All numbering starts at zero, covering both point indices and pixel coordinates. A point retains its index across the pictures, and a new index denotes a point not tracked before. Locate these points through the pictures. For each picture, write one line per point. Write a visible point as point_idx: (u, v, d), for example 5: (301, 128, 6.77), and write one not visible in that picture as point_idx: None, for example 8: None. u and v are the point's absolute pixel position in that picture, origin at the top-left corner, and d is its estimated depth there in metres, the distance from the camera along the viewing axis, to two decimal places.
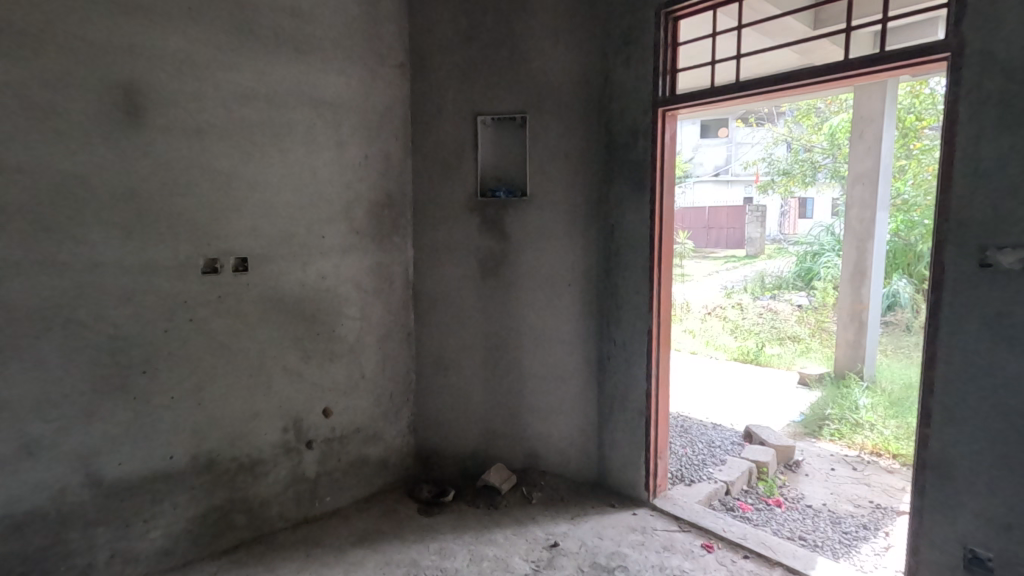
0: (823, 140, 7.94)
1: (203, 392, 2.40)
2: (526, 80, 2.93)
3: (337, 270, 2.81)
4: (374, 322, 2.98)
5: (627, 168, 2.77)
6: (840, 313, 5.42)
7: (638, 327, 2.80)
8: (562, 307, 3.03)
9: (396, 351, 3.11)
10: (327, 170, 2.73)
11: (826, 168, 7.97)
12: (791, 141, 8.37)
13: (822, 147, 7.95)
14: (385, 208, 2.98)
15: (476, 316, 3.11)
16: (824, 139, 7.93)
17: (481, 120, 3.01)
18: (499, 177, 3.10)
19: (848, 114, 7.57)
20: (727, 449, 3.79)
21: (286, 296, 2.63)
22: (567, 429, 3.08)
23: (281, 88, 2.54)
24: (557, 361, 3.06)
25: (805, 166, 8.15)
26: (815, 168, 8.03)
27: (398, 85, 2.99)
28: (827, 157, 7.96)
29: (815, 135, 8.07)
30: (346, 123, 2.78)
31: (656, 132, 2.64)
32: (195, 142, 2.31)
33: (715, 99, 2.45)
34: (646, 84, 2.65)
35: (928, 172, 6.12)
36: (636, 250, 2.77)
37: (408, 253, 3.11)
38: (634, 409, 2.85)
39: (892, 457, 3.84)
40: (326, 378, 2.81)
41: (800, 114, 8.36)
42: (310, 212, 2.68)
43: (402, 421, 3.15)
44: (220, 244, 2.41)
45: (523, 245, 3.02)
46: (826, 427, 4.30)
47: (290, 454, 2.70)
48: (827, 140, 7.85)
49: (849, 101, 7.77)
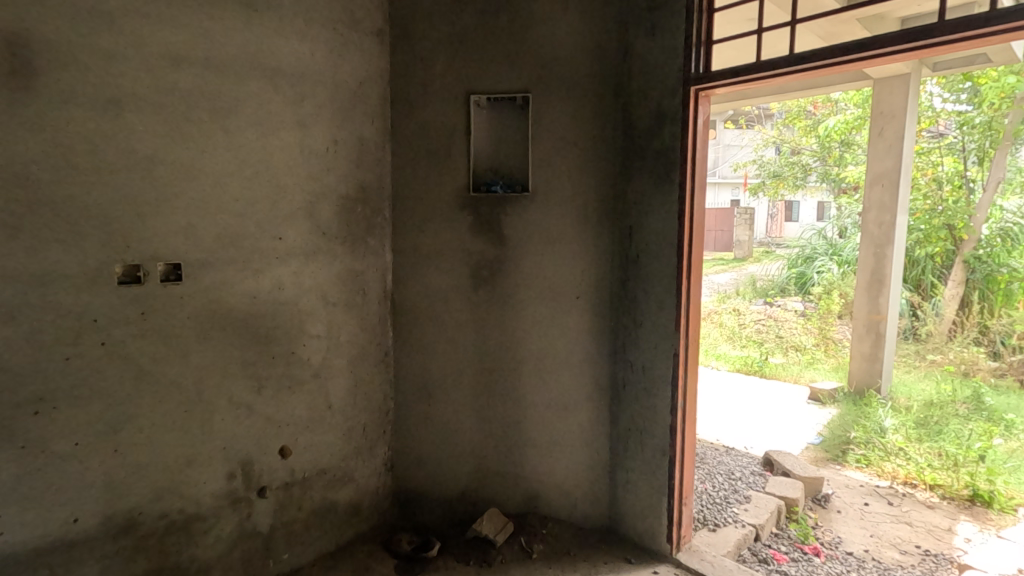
0: (812, 142, 7.59)
1: (120, 434, 1.89)
2: (529, 54, 2.47)
3: (298, 279, 2.30)
4: (343, 342, 2.48)
5: (650, 159, 2.31)
6: (855, 323, 5.07)
7: (661, 350, 2.33)
8: (568, 324, 2.57)
9: (371, 375, 2.61)
10: (287, 157, 2.22)
11: (815, 171, 7.52)
12: (782, 144, 8.01)
13: (811, 150, 7.57)
14: (358, 204, 2.49)
15: (466, 333, 2.64)
16: (814, 141, 7.56)
17: (475, 100, 2.54)
18: (496, 168, 2.63)
19: (841, 117, 6.89)
20: (748, 482, 3.34)
21: (232, 311, 2.12)
22: (573, 465, 2.63)
23: (227, 50, 2.03)
24: (561, 388, 2.60)
25: (795, 168, 7.76)
26: (805, 171, 7.63)
27: (375, 56, 2.49)
28: (816, 160, 7.53)
29: (805, 137, 7.68)
30: (310, 99, 2.28)
31: (686, 116, 2.18)
32: (109, 116, 1.79)
33: (763, 74, 1.99)
34: (674, 59, 2.20)
35: (925, 177, 5.76)
36: (660, 259, 2.30)
37: (386, 259, 2.62)
38: (655, 447, 2.39)
39: (928, 489, 3.44)
40: (284, 411, 2.30)
41: (790, 116, 7.83)
42: (264, 208, 2.17)
43: (377, 458, 2.66)
44: (144, 247, 1.90)
45: (523, 249, 2.56)
46: (850, 452, 3.90)
47: (237, 505, 2.19)
48: (817, 142, 7.46)
49: (839, 104, 7.27)
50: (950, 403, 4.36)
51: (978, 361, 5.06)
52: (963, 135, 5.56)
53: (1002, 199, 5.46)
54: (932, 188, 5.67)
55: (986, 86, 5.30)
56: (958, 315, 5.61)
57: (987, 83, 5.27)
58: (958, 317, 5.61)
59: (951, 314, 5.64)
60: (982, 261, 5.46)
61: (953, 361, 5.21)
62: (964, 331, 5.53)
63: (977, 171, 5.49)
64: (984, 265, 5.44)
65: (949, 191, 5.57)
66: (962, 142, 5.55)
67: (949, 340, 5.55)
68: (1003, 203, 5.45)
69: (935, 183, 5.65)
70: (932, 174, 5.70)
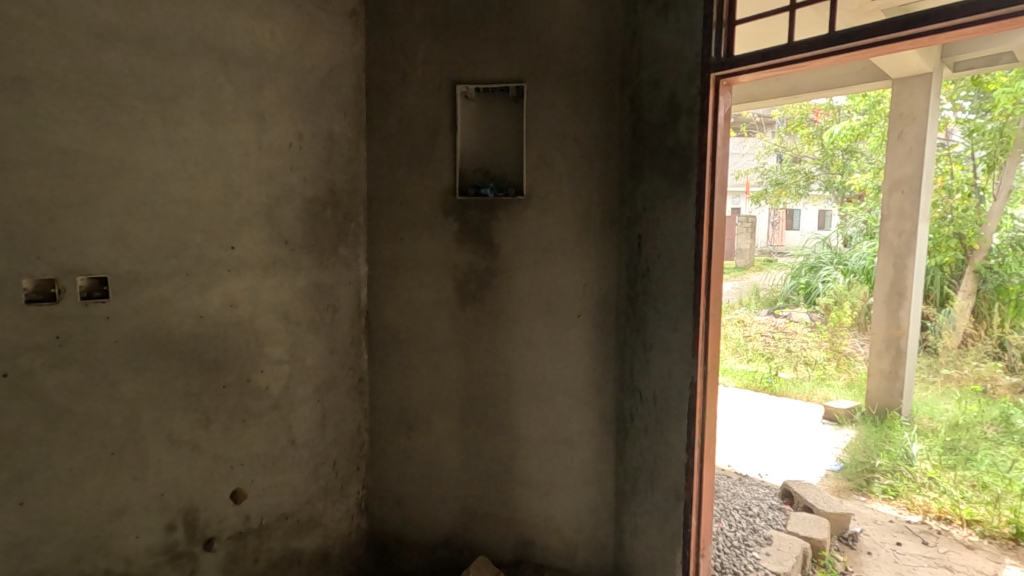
0: (814, 150, 7.27)
1: (29, 485, 1.55)
2: (522, 39, 2.18)
3: (254, 295, 1.98)
4: (309, 368, 2.16)
5: (662, 157, 1.99)
6: (873, 339, 4.75)
7: (675, 378, 2.00)
8: (567, 347, 2.27)
9: (342, 404, 2.29)
10: (241, 153, 1.91)
11: (818, 179, 7.26)
12: (783, 152, 7.70)
13: (813, 158, 7.29)
14: (328, 209, 2.18)
15: (452, 356, 2.34)
16: (816, 149, 7.25)
17: (462, 91, 2.26)
18: (486, 169, 2.34)
19: (849, 122, 6.48)
20: (768, 519, 3.03)
21: (173, 334, 1.80)
22: (573, 507, 2.30)
23: (169, 25, 1.73)
24: (558, 420, 2.29)
25: (797, 176, 7.49)
26: (808, 179, 7.37)
27: (348, 40, 2.20)
28: (819, 168, 7.26)
29: (807, 145, 7.37)
30: (270, 87, 1.97)
31: (706, 107, 1.85)
32: (16, 99, 1.47)
33: (798, 56, 1.66)
34: (691, 42, 1.88)
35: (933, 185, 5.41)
36: (673, 273, 1.97)
37: (360, 271, 2.33)
38: (668, 489, 2.04)
39: (965, 525, 3.12)
40: (236, 449, 1.97)
41: (791, 123, 7.51)
42: (214, 212, 1.86)
43: (349, 497, 2.34)
44: (61, 257, 1.58)
45: (516, 262, 2.26)
46: (876, 482, 3.56)
47: (178, 563, 1.85)
48: (820, 150, 7.15)
49: (842, 110, 6.84)
50: (976, 425, 4.03)
51: (997, 377, 4.65)
52: (972, 142, 5.21)
53: (1011, 208, 5.09)
54: (940, 196, 5.34)
55: (997, 92, 4.95)
56: (971, 325, 5.22)
57: (998, 88, 4.93)
58: (970, 328, 5.22)
59: (964, 326, 5.23)
60: (993, 271, 5.12)
61: (970, 377, 4.83)
62: (978, 342, 5.14)
63: (985, 180, 5.16)
64: (994, 274, 5.10)
65: (959, 199, 5.22)
66: (970, 149, 5.21)
67: (962, 351, 5.17)
68: (1012, 211, 5.08)
69: (944, 191, 5.31)
70: (942, 182, 5.35)
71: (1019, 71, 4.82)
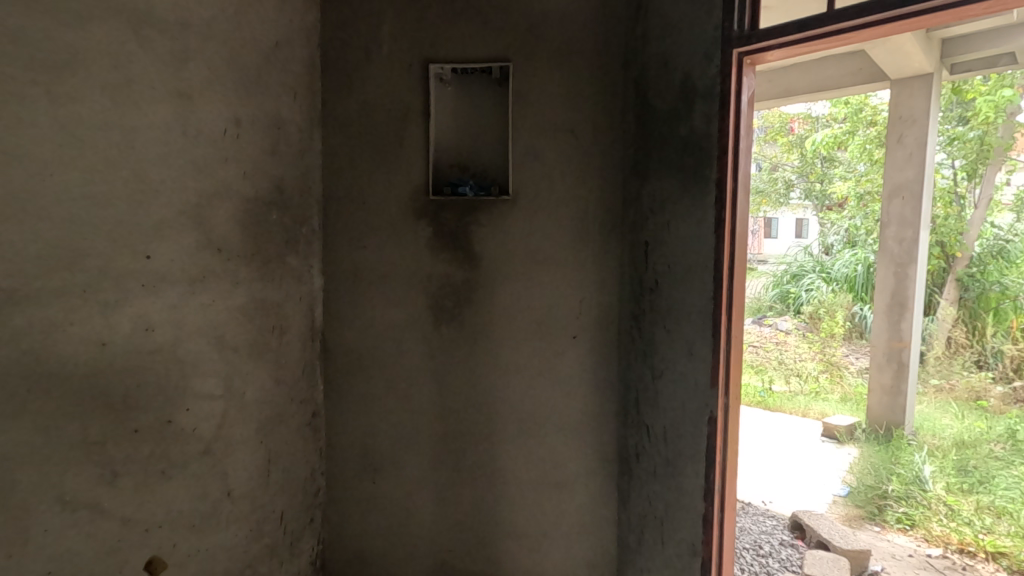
0: (795, 156, 6.80)
1: None
2: (505, 13, 1.86)
3: (178, 316, 1.58)
4: (248, 403, 1.78)
5: (673, 151, 1.67)
6: (873, 352, 4.50)
7: (689, 413, 1.67)
8: (559, 373, 1.94)
9: (291, 442, 1.93)
10: (160, 138, 1.51)
11: (799, 187, 6.77)
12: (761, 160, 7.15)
13: (792, 166, 6.83)
14: (273, 211, 1.83)
15: (424, 384, 2.00)
16: (796, 156, 6.79)
17: (436, 70, 1.93)
18: (464, 163, 2.01)
19: (834, 129, 6.21)
20: (783, 559, 2.80)
21: (65, 365, 1.35)
22: (567, 560, 1.98)
23: None
24: (548, 458, 1.96)
25: (777, 184, 6.95)
26: (789, 187, 6.84)
27: (299, 11, 1.87)
28: (800, 175, 6.78)
29: (787, 152, 6.89)
30: (200, 58, 1.60)
31: (728, 90, 1.53)
32: None
33: (842, 26, 1.32)
34: (708, 13, 1.56)
35: None
36: (688, 287, 1.64)
37: (315, 285, 1.99)
38: (681, 544, 1.70)
39: (991, 560, 2.85)
40: (154, 509, 1.53)
41: (771, 131, 7.17)
42: (122, 210, 1.44)
43: (301, 555, 1.97)
44: None
45: (499, 274, 1.94)
46: (890, 509, 3.29)
47: None
48: (801, 157, 6.74)
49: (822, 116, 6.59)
50: (983, 443, 3.78)
51: (989, 388, 4.38)
52: (950, 151, 4.83)
53: (991, 216, 4.75)
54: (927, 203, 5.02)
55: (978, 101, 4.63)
56: (953, 329, 4.78)
57: (978, 97, 4.61)
58: (956, 333, 4.74)
59: (947, 330, 4.79)
60: (976, 280, 4.67)
61: (961, 390, 4.54)
62: (962, 352, 4.69)
63: (966, 187, 4.84)
64: (977, 283, 4.66)
65: (942, 207, 4.91)
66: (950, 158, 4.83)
67: (948, 350, 4.77)
68: (993, 220, 4.74)
69: None
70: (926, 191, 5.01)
71: (998, 78, 4.53)
